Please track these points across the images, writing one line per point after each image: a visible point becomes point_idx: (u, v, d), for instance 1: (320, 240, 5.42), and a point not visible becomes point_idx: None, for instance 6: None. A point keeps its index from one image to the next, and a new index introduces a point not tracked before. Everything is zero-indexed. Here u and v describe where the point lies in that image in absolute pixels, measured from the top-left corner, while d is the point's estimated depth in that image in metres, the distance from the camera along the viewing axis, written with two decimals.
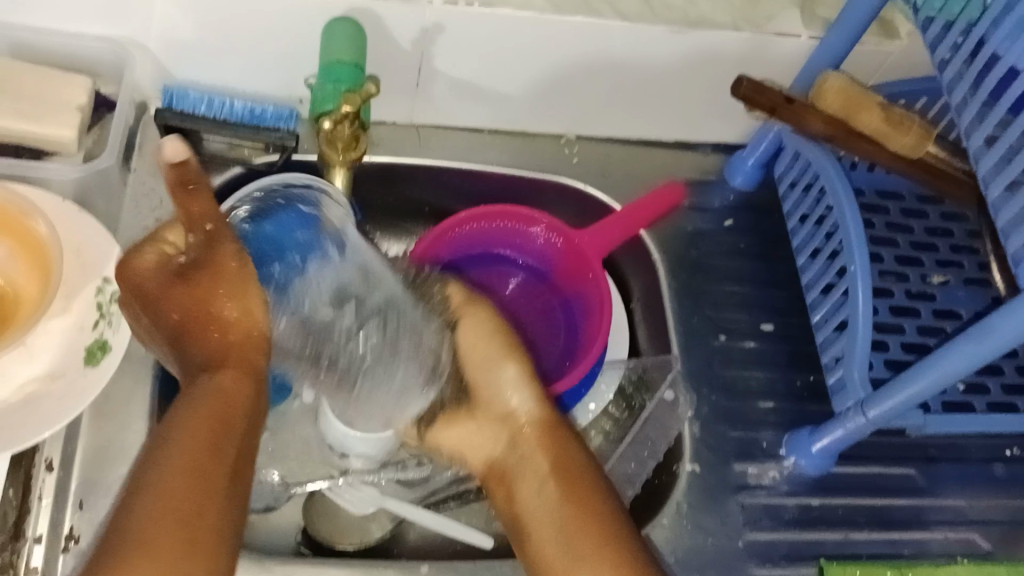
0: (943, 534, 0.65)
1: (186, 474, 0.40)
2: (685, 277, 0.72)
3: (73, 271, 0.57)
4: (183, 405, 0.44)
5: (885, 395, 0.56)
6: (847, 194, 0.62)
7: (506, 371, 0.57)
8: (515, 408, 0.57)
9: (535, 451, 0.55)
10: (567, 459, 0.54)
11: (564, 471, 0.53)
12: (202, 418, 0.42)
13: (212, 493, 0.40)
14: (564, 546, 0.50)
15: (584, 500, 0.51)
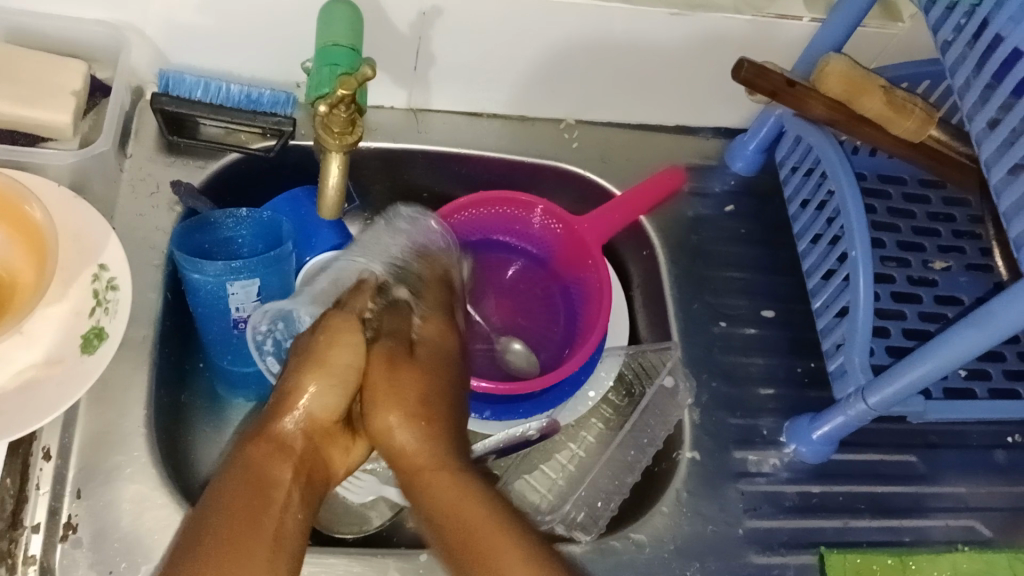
0: (943, 521, 0.65)
1: (227, 545, 0.42)
2: (686, 262, 0.72)
3: (70, 256, 0.56)
4: (216, 491, 0.45)
5: (885, 382, 0.55)
6: (849, 178, 0.61)
7: (404, 380, 0.51)
8: (392, 429, 0.50)
9: (424, 477, 0.49)
10: (455, 482, 0.48)
11: (464, 494, 0.48)
12: (240, 488, 0.45)
13: (250, 566, 0.42)
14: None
15: (485, 515, 0.46)
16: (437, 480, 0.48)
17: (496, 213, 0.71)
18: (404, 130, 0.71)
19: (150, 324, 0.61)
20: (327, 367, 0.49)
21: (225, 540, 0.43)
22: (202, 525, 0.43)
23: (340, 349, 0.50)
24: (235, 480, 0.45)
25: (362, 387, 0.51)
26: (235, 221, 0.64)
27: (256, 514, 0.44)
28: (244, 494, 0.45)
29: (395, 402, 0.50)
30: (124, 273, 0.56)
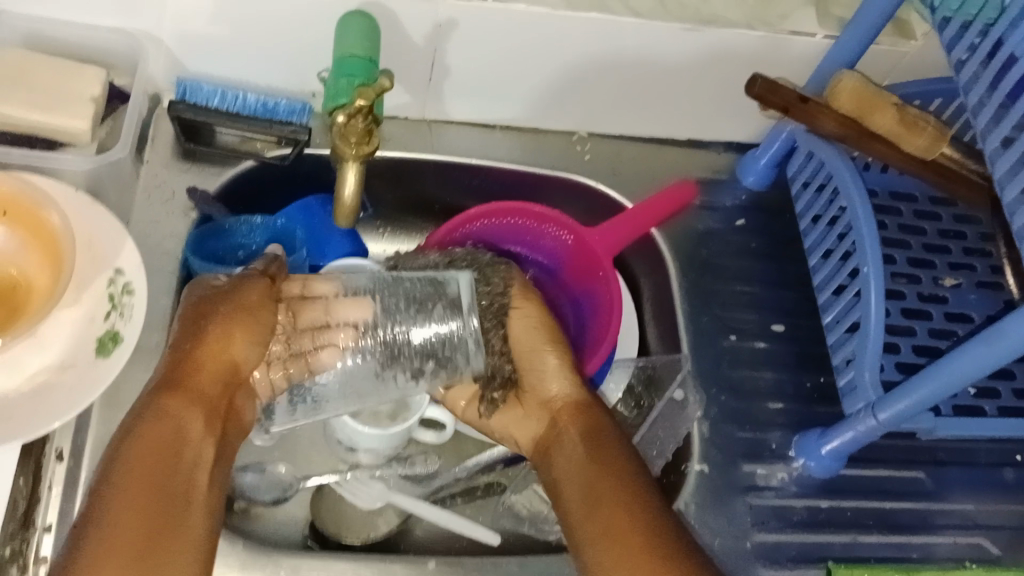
0: (951, 538, 0.65)
1: (147, 494, 0.45)
2: (695, 276, 0.72)
3: (85, 261, 0.57)
4: (131, 437, 0.47)
5: (896, 397, 0.56)
6: (860, 195, 0.62)
7: (547, 363, 0.60)
8: (556, 393, 0.60)
9: (573, 426, 0.58)
10: (602, 445, 0.56)
11: (607, 439, 0.56)
12: (150, 452, 0.47)
13: (167, 521, 0.45)
14: (595, 505, 0.53)
15: (614, 479, 0.53)
16: (588, 425, 0.57)
17: (509, 224, 0.72)
18: (417, 140, 0.72)
19: (162, 329, 0.61)
20: (251, 319, 0.54)
21: (140, 508, 0.45)
22: (111, 494, 0.45)
23: (252, 311, 0.54)
24: (147, 438, 0.47)
25: (525, 365, 0.60)
26: (249, 228, 0.66)
27: (161, 480, 0.46)
28: (147, 460, 0.47)
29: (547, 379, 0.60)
30: (139, 278, 0.57)
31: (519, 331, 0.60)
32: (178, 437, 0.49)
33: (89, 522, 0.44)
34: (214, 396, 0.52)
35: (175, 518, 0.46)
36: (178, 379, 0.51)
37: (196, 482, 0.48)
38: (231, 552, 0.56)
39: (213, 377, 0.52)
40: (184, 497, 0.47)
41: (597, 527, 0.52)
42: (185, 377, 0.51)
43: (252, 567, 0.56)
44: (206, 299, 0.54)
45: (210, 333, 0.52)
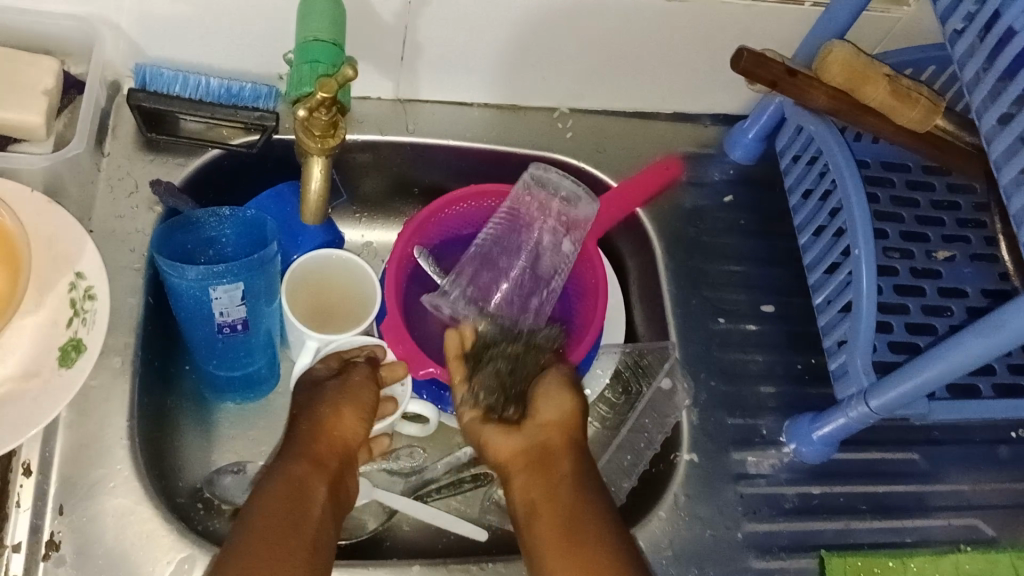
0: (945, 520, 0.64)
1: (274, 531, 0.47)
2: (682, 255, 0.70)
3: (44, 264, 0.54)
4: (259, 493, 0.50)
5: (891, 385, 0.54)
6: (852, 170, 0.59)
7: (562, 399, 0.56)
8: (551, 418, 0.55)
9: (567, 456, 0.53)
10: (574, 498, 0.49)
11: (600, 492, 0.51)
12: (279, 499, 0.49)
13: (293, 552, 0.46)
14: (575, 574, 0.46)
15: (594, 540, 0.47)
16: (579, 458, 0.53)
17: (488, 207, 0.70)
18: (392, 122, 0.69)
19: (130, 331, 0.58)
20: (354, 396, 0.58)
21: (270, 536, 0.46)
22: (248, 524, 0.47)
23: (361, 394, 0.58)
24: (271, 498, 0.49)
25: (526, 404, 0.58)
26: (218, 221, 0.63)
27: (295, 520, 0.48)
28: (276, 507, 0.48)
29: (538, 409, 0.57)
30: (101, 281, 0.54)
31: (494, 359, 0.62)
32: (307, 491, 0.50)
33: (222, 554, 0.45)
34: (335, 466, 0.54)
35: (305, 551, 0.47)
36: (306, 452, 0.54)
37: (324, 530, 0.49)
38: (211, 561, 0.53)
39: (332, 449, 0.55)
40: (309, 542, 0.47)
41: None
42: (320, 458, 0.54)
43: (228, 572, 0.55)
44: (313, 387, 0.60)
45: (329, 408, 0.57)
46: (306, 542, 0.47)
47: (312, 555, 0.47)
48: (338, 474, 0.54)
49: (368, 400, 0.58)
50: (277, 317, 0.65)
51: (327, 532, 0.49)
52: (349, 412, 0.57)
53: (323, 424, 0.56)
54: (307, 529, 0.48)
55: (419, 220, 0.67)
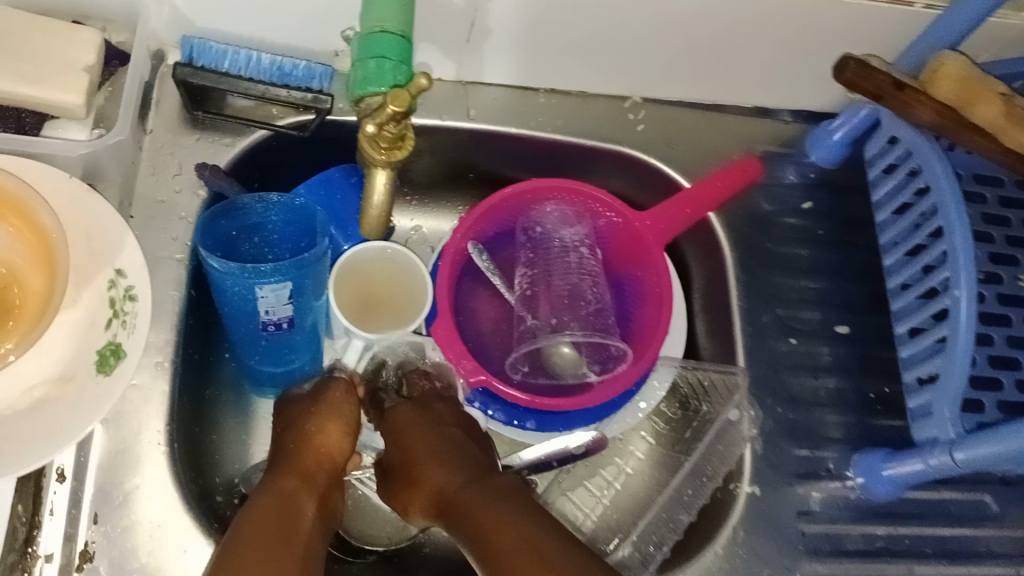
0: (1014, 568, 0.60)
1: (258, 545, 0.44)
2: (754, 267, 0.65)
3: (83, 258, 0.51)
4: (249, 508, 0.47)
5: (980, 443, 0.51)
6: (957, 200, 0.56)
7: (431, 463, 0.54)
8: (436, 479, 0.54)
9: (467, 506, 0.50)
10: (499, 537, 0.46)
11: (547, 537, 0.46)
12: (269, 514, 0.47)
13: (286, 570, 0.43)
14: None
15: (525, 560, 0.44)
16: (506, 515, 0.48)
17: (550, 201, 0.66)
18: (451, 106, 0.64)
19: (170, 327, 0.55)
20: (335, 407, 0.57)
21: (262, 547, 0.44)
22: (240, 535, 0.44)
23: (343, 410, 0.57)
24: (261, 510, 0.47)
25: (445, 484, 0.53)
26: (266, 207, 0.59)
27: (283, 531, 0.46)
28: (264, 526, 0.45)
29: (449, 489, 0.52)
30: (142, 280, 0.50)
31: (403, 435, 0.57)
32: (293, 509, 0.48)
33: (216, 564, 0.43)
34: (321, 482, 0.52)
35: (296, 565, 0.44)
36: (290, 467, 0.52)
37: (313, 544, 0.47)
38: None
39: (315, 462, 0.53)
40: (300, 559, 0.45)
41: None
42: (309, 472, 0.52)
43: None
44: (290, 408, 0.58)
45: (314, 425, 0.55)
46: (299, 557, 0.45)
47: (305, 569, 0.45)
48: (324, 488, 0.52)
49: (352, 418, 0.57)
50: (324, 311, 0.62)
51: (316, 544, 0.47)
52: (331, 426, 0.55)
53: (308, 439, 0.55)
54: (296, 543, 0.46)
55: (483, 209, 0.64)
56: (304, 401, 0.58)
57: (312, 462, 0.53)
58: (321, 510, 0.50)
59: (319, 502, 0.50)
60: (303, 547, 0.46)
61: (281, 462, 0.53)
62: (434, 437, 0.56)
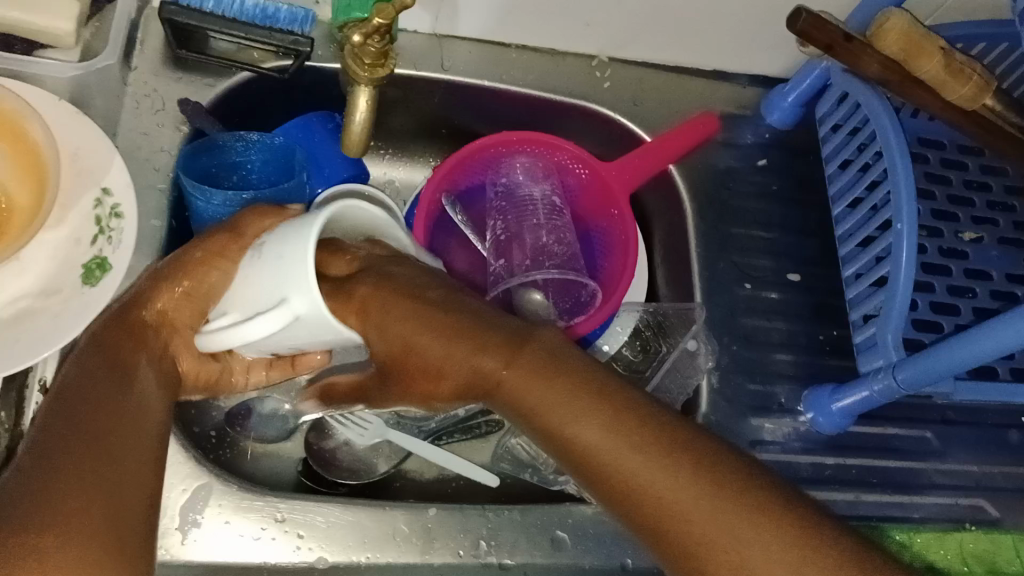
0: (951, 498, 0.64)
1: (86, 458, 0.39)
2: (713, 217, 0.69)
3: (70, 178, 0.53)
4: (57, 399, 0.42)
5: (918, 363, 0.54)
6: (899, 140, 0.58)
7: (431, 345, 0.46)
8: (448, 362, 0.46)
9: (506, 369, 0.44)
10: (588, 421, 0.41)
11: (652, 471, 0.39)
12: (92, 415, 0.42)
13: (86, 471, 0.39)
14: (667, 539, 0.38)
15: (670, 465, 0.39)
16: (592, 448, 0.40)
17: (520, 152, 0.67)
18: (427, 59, 0.67)
19: (153, 253, 0.57)
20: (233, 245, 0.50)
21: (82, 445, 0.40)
22: (60, 413, 0.41)
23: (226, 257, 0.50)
24: (86, 377, 0.43)
25: (463, 374, 0.46)
26: (244, 145, 0.61)
27: (113, 418, 0.42)
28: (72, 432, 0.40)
29: (472, 382, 0.46)
30: (127, 199, 0.52)
31: (408, 338, 0.47)
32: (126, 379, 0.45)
33: (39, 444, 0.40)
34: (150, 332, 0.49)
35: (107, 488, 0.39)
36: (124, 316, 0.48)
37: (145, 422, 0.44)
38: (226, 492, 0.52)
39: (193, 313, 0.50)
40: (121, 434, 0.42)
41: (697, 534, 0.37)
42: (137, 325, 0.48)
43: (223, 504, 0.52)
44: (181, 259, 0.51)
45: (204, 279, 0.50)
46: (137, 437, 0.42)
47: (118, 486, 0.40)
48: (158, 350, 0.49)
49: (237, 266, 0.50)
50: None
51: (150, 419, 0.44)
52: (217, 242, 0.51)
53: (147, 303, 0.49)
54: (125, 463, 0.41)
55: (455, 160, 0.65)
56: (180, 258, 0.50)
57: (161, 317, 0.49)
58: (153, 360, 0.48)
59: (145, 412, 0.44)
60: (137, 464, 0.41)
61: (163, 276, 0.50)
62: (446, 333, 0.46)
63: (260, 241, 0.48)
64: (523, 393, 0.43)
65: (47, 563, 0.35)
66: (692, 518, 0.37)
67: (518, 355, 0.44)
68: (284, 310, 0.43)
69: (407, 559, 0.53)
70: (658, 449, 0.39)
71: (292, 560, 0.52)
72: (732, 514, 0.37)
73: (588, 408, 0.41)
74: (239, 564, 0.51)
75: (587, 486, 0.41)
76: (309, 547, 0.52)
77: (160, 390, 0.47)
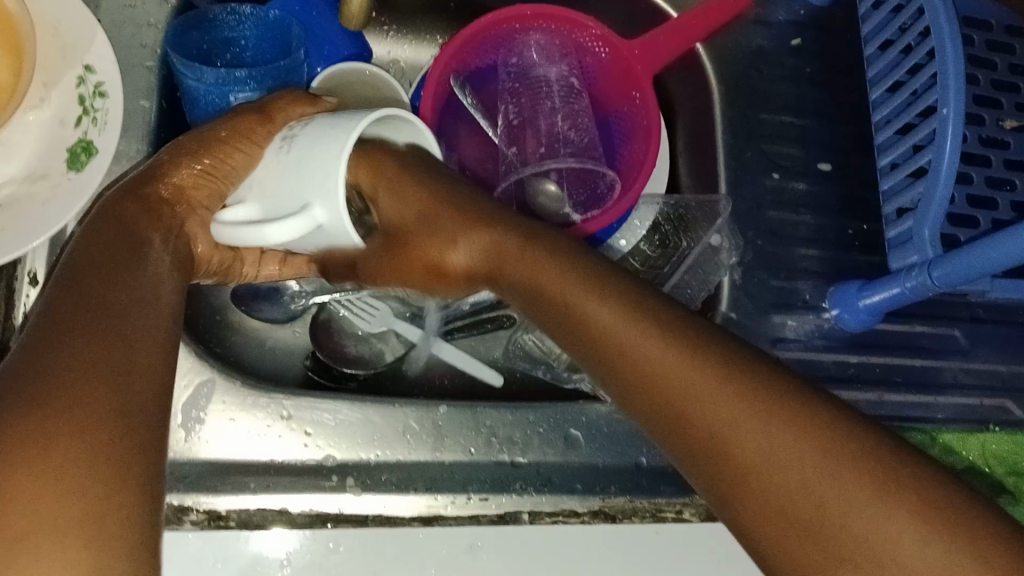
0: (977, 399, 0.62)
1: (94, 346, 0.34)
2: (741, 102, 0.65)
3: (50, 54, 0.49)
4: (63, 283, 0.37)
5: (954, 260, 0.51)
6: (948, 15, 0.54)
7: (452, 249, 0.50)
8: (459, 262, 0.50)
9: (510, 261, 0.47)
10: (604, 308, 0.42)
11: (736, 413, 0.37)
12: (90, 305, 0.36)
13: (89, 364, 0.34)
14: (756, 491, 0.35)
15: (704, 369, 0.38)
16: (682, 390, 0.38)
17: (535, 29, 0.62)
18: None
19: (144, 136, 0.53)
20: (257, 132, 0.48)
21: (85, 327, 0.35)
22: (58, 305, 0.36)
23: (251, 134, 0.48)
24: (95, 248, 0.39)
25: (546, 294, 0.45)
26: (238, 20, 0.56)
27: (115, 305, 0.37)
28: (73, 321, 0.35)
29: (554, 295, 0.44)
30: (112, 77, 0.48)
31: (413, 230, 0.50)
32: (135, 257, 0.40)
33: (38, 333, 0.34)
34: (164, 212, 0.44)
35: (114, 375, 0.34)
36: (137, 193, 0.44)
37: (153, 309, 0.38)
38: (229, 389, 0.51)
39: (211, 195, 0.46)
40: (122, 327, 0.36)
41: (774, 454, 0.35)
42: (153, 203, 0.44)
43: (229, 400, 0.50)
44: (199, 137, 0.48)
45: (226, 159, 0.46)
46: (142, 327, 0.37)
47: (126, 375, 0.34)
48: (173, 227, 0.44)
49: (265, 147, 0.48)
50: None
51: (162, 299, 0.39)
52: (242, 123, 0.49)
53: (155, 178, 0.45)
54: (132, 344, 0.36)
55: (465, 38, 0.60)
56: (203, 136, 0.47)
57: (178, 193, 0.45)
58: (168, 239, 0.43)
59: (156, 300, 0.39)
60: (148, 359, 0.36)
61: (187, 151, 0.47)
62: (474, 233, 0.49)
63: (291, 130, 0.47)
64: (552, 290, 0.45)
65: (31, 483, 0.30)
66: (726, 420, 0.37)
67: (602, 300, 0.42)
68: (307, 219, 0.43)
69: (418, 457, 0.52)
70: (746, 396, 0.37)
71: (300, 458, 0.51)
72: (823, 457, 0.34)
73: (670, 353, 0.39)
74: (247, 461, 0.50)
75: (665, 432, 0.39)
76: (317, 444, 0.51)
77: (174, 273, 0.42)
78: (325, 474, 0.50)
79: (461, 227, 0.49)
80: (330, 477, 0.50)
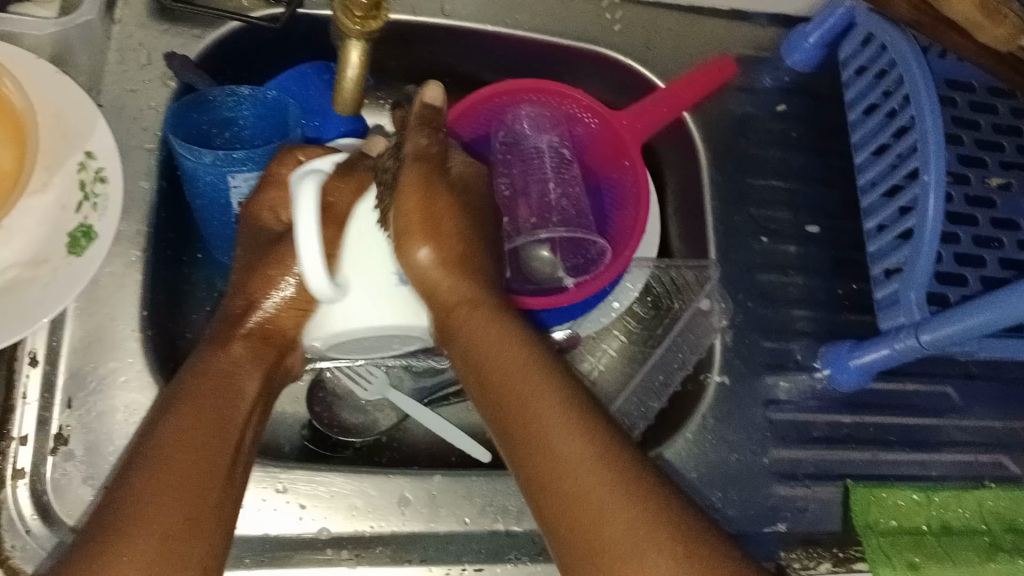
0: (971, 456, 0.62)
1: (178, 480, 0.42)
2: (728, 168, 0.66)
3: (52, 142, 0.51)
4: (170, 403, 0.45)
5: (941, 323, 0.51)
6: (926, 85, 0.55)
7: (422, 250, 0.47)
8: (424, 265, 0.47)
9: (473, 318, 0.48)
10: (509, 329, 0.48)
11: (590, 457, 0.43)
12: (185, 438, 0.43)
13: (167, 495, 0.41)
14: (571, 507, 0.42)
15: (552, 389, 0.45)
16: (541, 421, 0.44)
17: (527, 102, 0.64)
18: (426, 3, 0.64)
19: (144, 216, 0.55)
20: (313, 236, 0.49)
21: (176, 457, 0.42)
22: (161, 434, 0.43)
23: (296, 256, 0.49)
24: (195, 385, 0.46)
25: (483, 356, 0.47)
26: (236, 101, 0.58)
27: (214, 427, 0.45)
28: (177, 453, 0.43)
29: (487, 363, 0.47)
30: (112, 164, 0.51)
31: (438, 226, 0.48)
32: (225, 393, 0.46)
33: (140, 447, 0.43)
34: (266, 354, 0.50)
35: (182, 519, 0.41)
36: (233, 334, 0.50)
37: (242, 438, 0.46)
38: None
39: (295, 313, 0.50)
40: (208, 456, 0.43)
41: (582, 473, 0.42)
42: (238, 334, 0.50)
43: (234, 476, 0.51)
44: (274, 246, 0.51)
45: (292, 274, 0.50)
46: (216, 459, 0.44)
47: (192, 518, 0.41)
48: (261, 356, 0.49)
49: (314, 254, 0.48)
50: None
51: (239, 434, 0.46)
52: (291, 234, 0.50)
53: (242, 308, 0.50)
54: (211, 478, 0.43)
55: (459, 110, 0.61)
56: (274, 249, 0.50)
57: (270, 326, 0.50)
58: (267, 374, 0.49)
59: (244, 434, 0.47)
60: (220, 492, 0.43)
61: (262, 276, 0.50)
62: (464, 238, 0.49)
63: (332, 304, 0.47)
64: (492, 349, 0.47)
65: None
66: (545, 422, 0.44)
67: (517, 349, 0.47)
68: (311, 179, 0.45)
69: (413, 528, 0.52)
70: (586, 431, 0.44)
71: (296, 531, 0.51)
72: (638, 509, 0.41)
73: (565, 399, 0.45)
74: (243, 533, 0.50)
75: (510, 447, 0.45)
76: (313, 517, 0.51)
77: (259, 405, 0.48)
78: (319, 547, 0.51)
79: (446, 241, 0.48)
80: (324, 550, 0.51)
